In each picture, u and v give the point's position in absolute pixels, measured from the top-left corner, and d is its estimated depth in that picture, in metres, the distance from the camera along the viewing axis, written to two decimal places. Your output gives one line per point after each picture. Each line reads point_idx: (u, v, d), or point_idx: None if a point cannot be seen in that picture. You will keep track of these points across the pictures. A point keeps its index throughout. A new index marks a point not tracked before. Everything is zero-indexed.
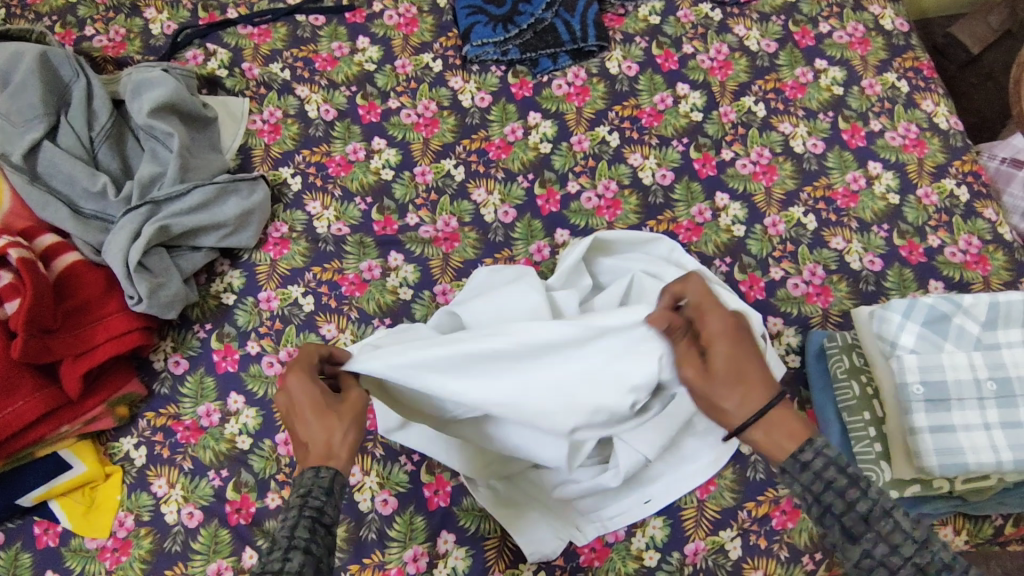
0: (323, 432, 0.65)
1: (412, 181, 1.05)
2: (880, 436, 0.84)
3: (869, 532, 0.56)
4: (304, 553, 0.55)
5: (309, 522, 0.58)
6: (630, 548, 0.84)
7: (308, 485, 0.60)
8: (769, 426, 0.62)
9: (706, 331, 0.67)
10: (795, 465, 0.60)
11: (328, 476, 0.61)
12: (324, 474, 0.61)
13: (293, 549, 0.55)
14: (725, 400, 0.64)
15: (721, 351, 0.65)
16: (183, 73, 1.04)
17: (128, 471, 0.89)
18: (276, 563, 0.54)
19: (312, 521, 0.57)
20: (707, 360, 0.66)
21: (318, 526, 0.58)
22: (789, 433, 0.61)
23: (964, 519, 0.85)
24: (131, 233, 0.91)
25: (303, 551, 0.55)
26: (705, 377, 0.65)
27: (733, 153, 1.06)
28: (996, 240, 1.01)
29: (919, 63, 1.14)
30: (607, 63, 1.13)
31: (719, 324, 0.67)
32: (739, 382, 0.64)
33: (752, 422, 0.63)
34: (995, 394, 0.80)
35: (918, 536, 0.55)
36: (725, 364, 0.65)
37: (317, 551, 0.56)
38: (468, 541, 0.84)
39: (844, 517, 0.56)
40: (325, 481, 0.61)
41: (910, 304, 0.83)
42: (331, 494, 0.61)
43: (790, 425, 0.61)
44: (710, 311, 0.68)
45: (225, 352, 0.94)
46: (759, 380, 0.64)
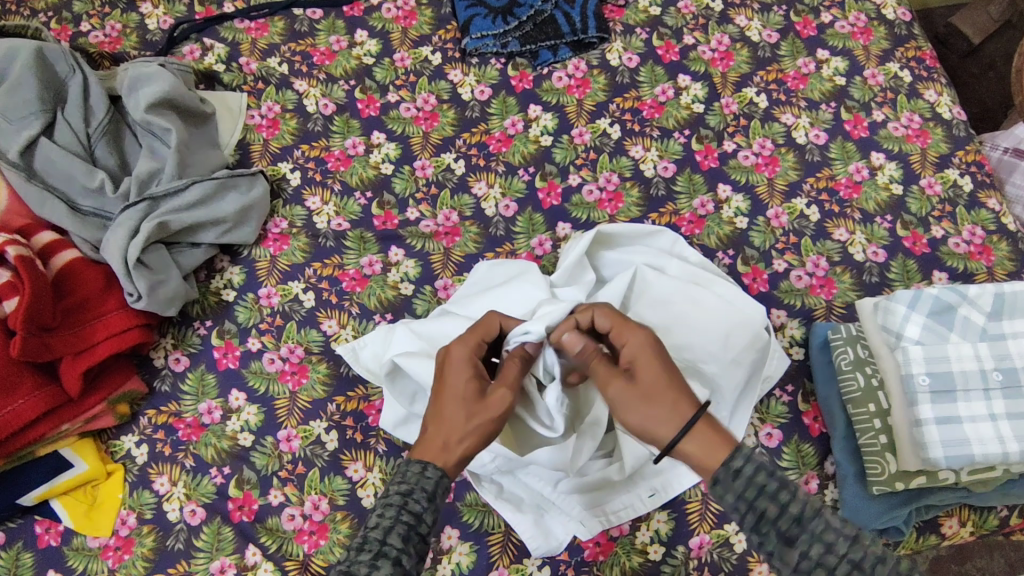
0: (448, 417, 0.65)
1: (411, 175, 1.04)
2: (886, 428, 0.83)
3: (803, 534, 0.54)
4: (394, 563, 0.55)
5: (406, 527, 0.57)
6: (635, 543, 0.84)
7: (413, 483, 0.59)
8: (695, 435, 0.59)
9: (628, 348, 0.66)
10: (726, 474, 0.57)
11: (434, 479, 0.60)
12: (431, 474, 0.60)
13: (382, 557, 0.55)
14: (651, 415, 0.61)
15: (644, 368, 0.64)
16: (180, 68, 1.03)
17: (130, 469, 0.89)
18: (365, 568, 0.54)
19: (407, 529, 0.57)
20: (630, 377, 0.64)
21: (412, 535, 0.57)
22: (715, 441, 0.59)
23: (969, 510, 0.84)
24: (130, 230, 0.90)
25: (394, 560, 0.55)
26: (631, 392, 0.63)
27: (735, 145, 1.05)
28: (1000, 230, 1.01)
29: (922, 52, 1.13)
30: (608, 54, 1.12)
31: (640, 341, 0.66)
32: (667, 394, 0.62)
33: (680, 433, 0.60)
34: (1001, 385, 0.80)
35: (849, 533, 0.54)
36: (649, 380, 0.63)
37: (408, 563, 0.56)
38: (472, 536, 0.84)
39: (778, 522, 0.54)
40: (430, 483, 0.60)
41: (915, 296, 0.83)
42: (432, 500, 0.60)
43: (715, 434, 0.59)
44: (629, 330, 0.68)
45: (226, 349, 0.94)
46: (682, 392, 0.62)
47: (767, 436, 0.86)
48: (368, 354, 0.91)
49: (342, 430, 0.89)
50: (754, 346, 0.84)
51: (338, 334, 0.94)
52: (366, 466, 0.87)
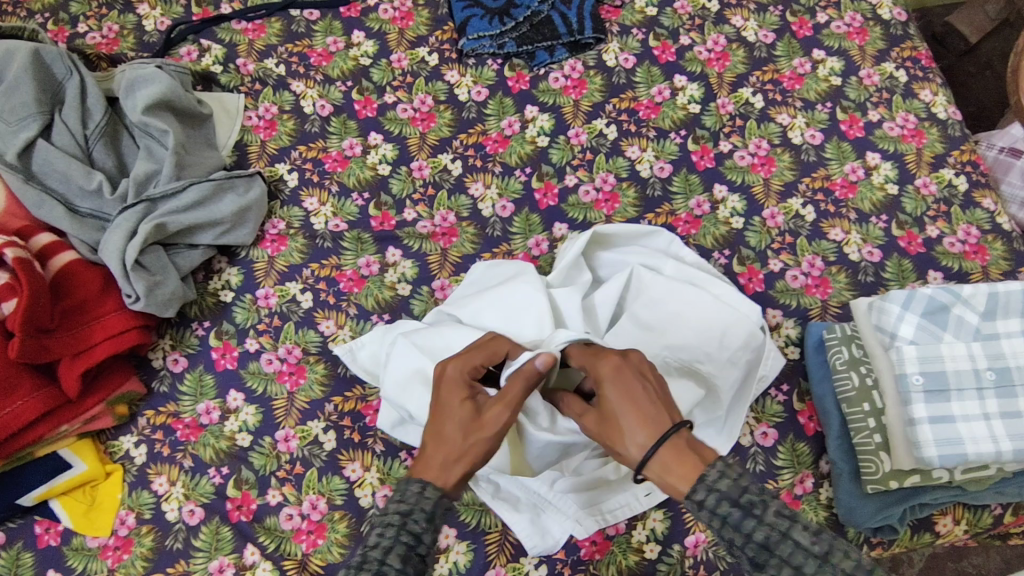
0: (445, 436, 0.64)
1: (409, 176, 1.04)
2: (880, 427, 0.83)
3: (773, 559, 0.52)
4: None
5: (403, 548, 0.56)
6: (631, 542, 0.84)
7: (411, 503, 0.59)
8: (660, 464, 0.57)
9: (595, 377, 0.64)
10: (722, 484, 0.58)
11: (433, 498, 0.59)
12: (429, 494, 0.59)
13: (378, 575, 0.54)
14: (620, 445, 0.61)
15: (610, 395, 0.62)
16: (177, 70, 1.04)
17: (128, 470, 0.89)
18: None
19: (405, 550, 0.56)
20: (599, 408, 0.63)
21: (410, 556, 0.56)
22: (680, 466, 0.57)
23: (963, 508, 0.85)
24: (127, 232, 0.90)
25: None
26: (599, 425, 0.63)
27: (731, 145, 1.06)
28: (995, 230, 1.01)
29: (918, 52, 1.14)
30: (604, 55, 1.12)
31: (608, 368, 0.64)
32: (632, 419, 0.60)
33: (644, 462, 0.58)
34: (994, 384, 0.80)
35: (820, 551, 0.51)
36: (612, 413, 0.61)
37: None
38: (469, 536, 0.84)
39: (745, 550, 0.53)
40: (428, 504, 0.59)
41: (909, 296, 0.83)
42: (431, 521, 0.59)
43: (680, 459, 0.57)
44: (598, 360, 0.66)
45: (224, 350, 0.94)
46: (649, 415, 0.60)
47: (763, 434, 0.87)
48: (366, 354, 0.91)
49: (340, 430, 0.90)
50: (750, 346, 0.84)
51: (335, 334, 0.95)
52: (364, 466, 0.88)
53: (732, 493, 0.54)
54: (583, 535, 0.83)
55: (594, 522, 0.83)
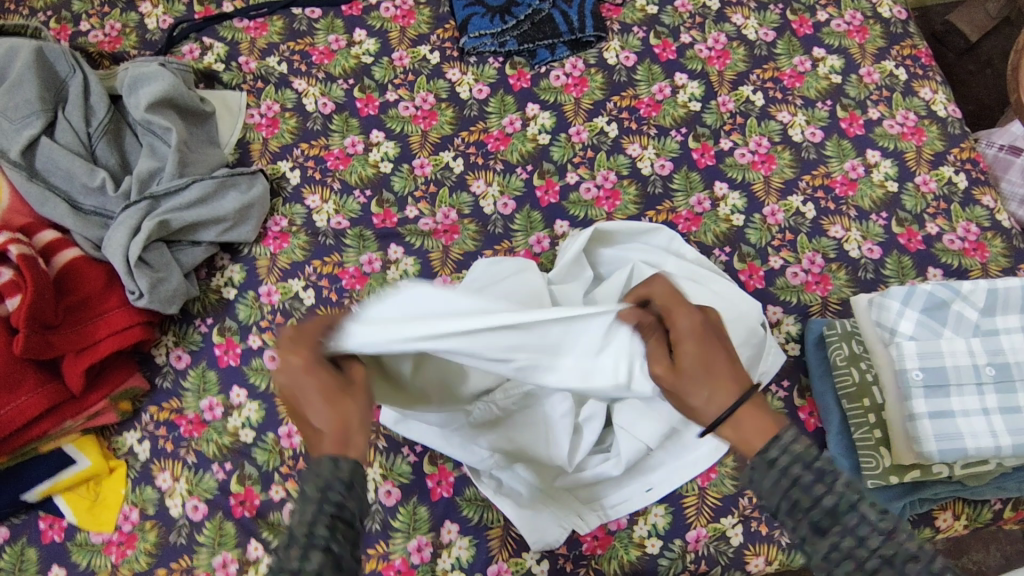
0: (331, 417, 0.61)
1: (411, 173, 1.05)
2: (880, 422, 0.84)
3: (836, 525, 0.54)
4: (324, 553, 0.53)
5: (329, 518, 0.54)
6: (633, 536, 0.85)
7: (326, 477, 0.56)
8: (736, 423, 0.61)
9: (675, 332, 0.64)
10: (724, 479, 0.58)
11: (348, 467, 0.58)
12: (344, 465, 0.58)
13: (312, 548, 0.53)
14: (697, 396, 0.62)
15: (688, 352, 0.63)
16: (179, 68, 1.04)
17: (132, 465, 0.89)
18: (294, 563, 0.53)
19: (333, 517, 0.55)
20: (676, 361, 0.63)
21: (338, 521, 0.55)
22: (756, 429, 0.60)
23: (963, 504, 0.85)
24: (131, 229, 0.91)
25: (323, 550, 0.53)
26: (672, 376, 0.63)
27: (732, 143, 1.06)
28: (995, 227, 1.02)
29: (918, 50, 1.14)
30: (605, 53, 1.13)
31: (691, 323, 0.64)
32: (707, 385, 0.62)
33: (721, 420, 0.61)
34: (993, 379, 0.80)
35: (884, 527, 0.54)
36: (695, 367, 0.62)
37: (339, 550, 0.54)
38: (471, 531, 0.85)
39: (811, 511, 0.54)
40: (345, 473, 0.57)
41: (909, 292, 0.83)
42: (353, 486, 0.57)
43: (757, 422, 0.60)
44: (680, 311, 0.65)
45: (227, 346, 0.95)
46: (728, 378, 0.62)
47: None
48: None
49: None
50: (751, 342, 0.85)
51: None
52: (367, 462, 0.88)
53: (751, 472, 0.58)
54: (585, 531, 0.84)
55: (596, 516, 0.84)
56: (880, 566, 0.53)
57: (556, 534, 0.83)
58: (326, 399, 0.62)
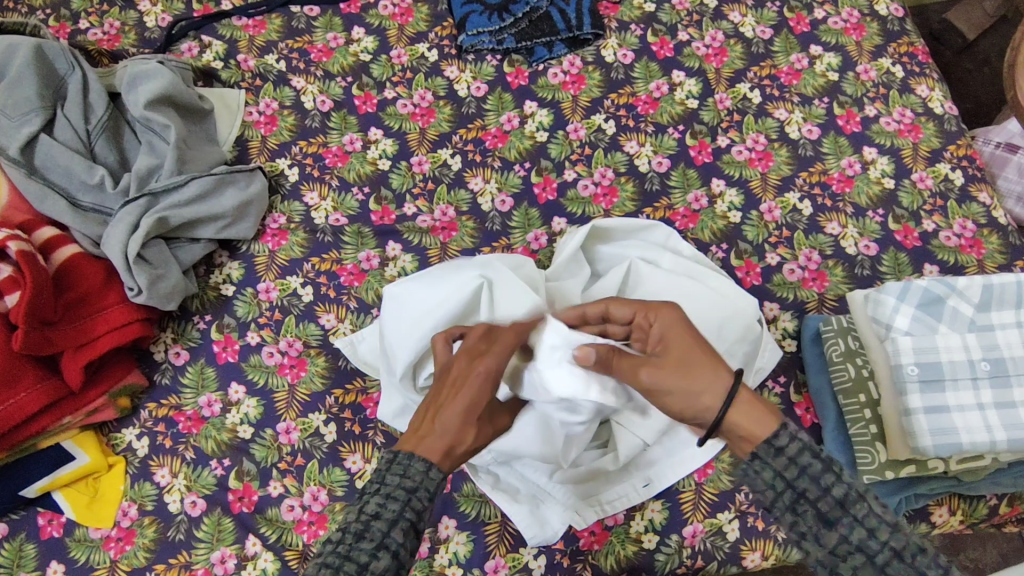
0: (458, 427, 0.61)
1: (409, 171, 1.05)
2: (876, 418, 0.84)
3: (845, 517, 0.55)
4: (391, 556, 0.55)
5: (406, 524, 0.56)
6: (629, 532, 0.85)
7: (416, 480, 0.58)
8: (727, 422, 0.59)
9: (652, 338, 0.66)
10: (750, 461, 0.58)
11: (436, 482, 0.59)
12: (434, 476, 0.59)
13: (383, 548, 0.54)
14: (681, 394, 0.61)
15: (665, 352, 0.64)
16: (178, 65, 1.04)
17: (131, 462, 0.90)
18: (365, 556, 0.54)
19: (409, 525, 0.56)
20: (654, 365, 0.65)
21: (411, 531, 0.57)
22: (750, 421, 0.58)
23: (958, 499, 0.86)
24: (129, 225, 0.91)
25: (392, 553, 0.54)
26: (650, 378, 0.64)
27: (729, 140, 1.07)
28: (991, 224, 1.02)
29: (915, 48, 1.14)
30: (603, 51, 1.13)
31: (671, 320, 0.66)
32: (684, 376, 0.62)
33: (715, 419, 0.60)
34: (989, 374, 0.81)
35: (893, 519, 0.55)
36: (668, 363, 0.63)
37: (403, 557, 0.56)
38: (469, 526, 0.85)
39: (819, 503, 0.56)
40: (432, 483, 0.59)
41: (904, 288, 0.84)
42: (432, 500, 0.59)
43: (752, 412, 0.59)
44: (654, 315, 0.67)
45: (225, 343, 0.95)
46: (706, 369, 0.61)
47: None
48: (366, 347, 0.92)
49: (340, 423, 0.91)
50: (748, 337, 0.86)
51: (336, 327, 0.95)
52: (365, 457, 0.89)
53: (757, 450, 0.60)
54: (582, 526, 0.84)
55: (593, 513, 0.84)
56: (890, 560, 0.53)
57: (553, 530, 0.83)
58: (463, 410, 0.62)
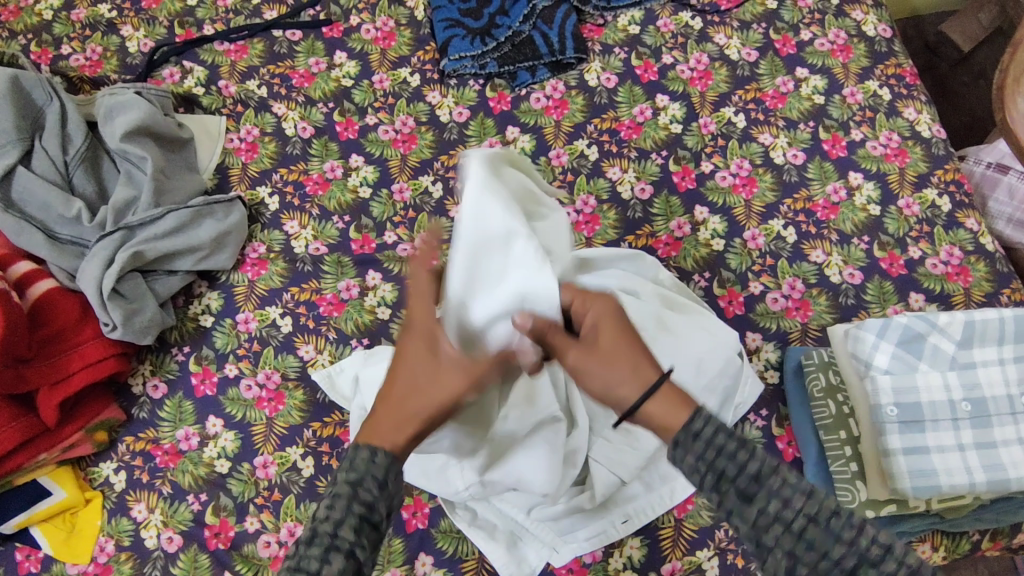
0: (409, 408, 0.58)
1: (389, 199, 1.04)
2: (856, 455, 0.83)
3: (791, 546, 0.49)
4: (346, 558, 0.51)
5: (356, 520, 0.52)
6: (607, 569, 0.84)
7: (360, 471, 0.54)
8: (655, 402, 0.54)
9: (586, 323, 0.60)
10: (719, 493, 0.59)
11: (384, 466, 0.54)
12: (380, 460, 0.54)
13: (333, 551, 0.51)
14: (614, 377, 0.56)
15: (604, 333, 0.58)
16: (158, 94, 1.03)
17: (108, 496, 0.89)
18: (314, 565, 0.50)
19: (359, 521, 0.52)
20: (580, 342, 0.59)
21: (364, 525, 0.52)
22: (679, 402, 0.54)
23: (941, 536, 0.84)
24: (104, 261, 0.91)
25: (345, 554, 0.51)
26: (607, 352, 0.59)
27: (713, 166, 1.05)
28: (978, 250, 1.00)
29: (902, 69, 1.13)
30: (586, 75, 1.12)
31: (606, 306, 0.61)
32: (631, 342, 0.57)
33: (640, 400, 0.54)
34: (970, 415, 0.79)
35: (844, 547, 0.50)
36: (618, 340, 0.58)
37: (361, 556, 0.52)
38: (446, 563, 0.84)
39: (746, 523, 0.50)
40: (379, 470, 0.54)
41: (885, 324, 0.82)
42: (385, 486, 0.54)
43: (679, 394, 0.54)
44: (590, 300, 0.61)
45: (203, 375, 0.95)
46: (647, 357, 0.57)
47: None
48: (344, 379, 0.92)
49: (317, 457, 0.90)
50: (728, 372, 0.85)
51: (314, 359, 0.95)
52: None
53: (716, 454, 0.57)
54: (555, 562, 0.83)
55: (569, 549, 0.83)
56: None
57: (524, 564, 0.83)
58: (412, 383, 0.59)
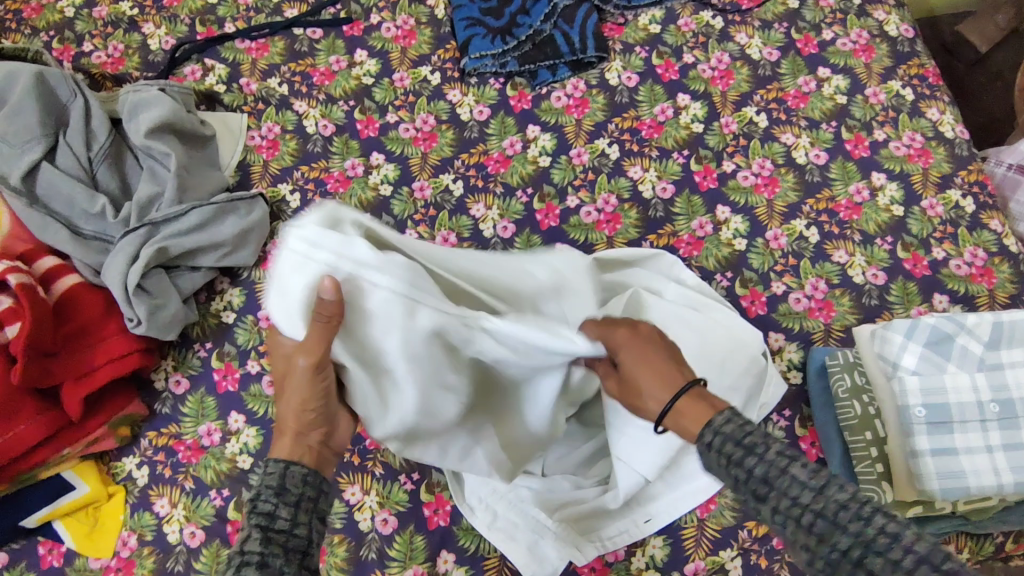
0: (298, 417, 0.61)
1: (410, 197, 1.04)
2: (881, 456, 0.83)
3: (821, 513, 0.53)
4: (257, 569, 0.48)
5: (262, 533, 0.51)
6: (630, 568, 0.84)
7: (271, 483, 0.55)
8: (681, 410, 0.61)
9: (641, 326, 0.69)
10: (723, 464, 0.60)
11: (277, 474, 0.55)
12: (277, 470, 0.56)
13: (244, 565, 0.48)
14: (654, 389, 0.63)
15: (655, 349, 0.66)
16: (179, 91, 1.04)
17: (130, 491, 0.90)
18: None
19: (262, 531, 0.51)
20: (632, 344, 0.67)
21: (270, 534, 0.51)
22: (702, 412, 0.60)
23: (966, 537, 0.84)
24: (129, 257, 0.91)
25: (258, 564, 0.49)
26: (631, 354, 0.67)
27: (735, 165, 1.05)
28: (1002, 252, 1.00)
29: (925, 70, 1.12)
30: (607, 74, 1.12)
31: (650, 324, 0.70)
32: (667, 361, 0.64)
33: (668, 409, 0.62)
34: (998, 416, 0.79)
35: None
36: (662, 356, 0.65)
37: (274, 564, 0.50)
38: (468, 561, 0.84)
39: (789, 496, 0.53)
40: (275, 479, 0.55)
41: (912, 325, 0.83)
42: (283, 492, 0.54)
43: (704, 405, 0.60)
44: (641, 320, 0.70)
45: (225, 371, 0.95)
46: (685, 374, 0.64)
47: None
48: None
49: None
50: (751, 372, 0.84)
51: None
52: (363, 489, 0.88)
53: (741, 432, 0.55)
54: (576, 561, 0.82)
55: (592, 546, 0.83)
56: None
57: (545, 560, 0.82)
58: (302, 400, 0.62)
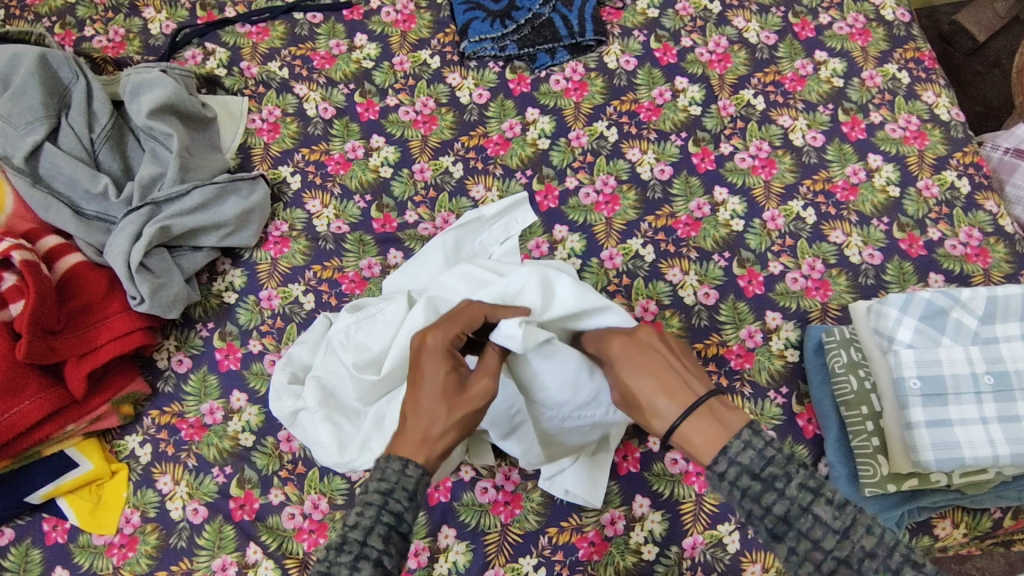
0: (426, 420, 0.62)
1: (411, 178, 1.05)
2: (878, 430, 0.85)
3: (791, 531, 0.53)
4: (373, 565, 0.53)
5: (384, 528, 0.55)
6: (629, 543, 0.85)
7: (392, 481, 0.58)
8: (692, 426, 0.60)
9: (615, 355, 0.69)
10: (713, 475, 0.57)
11: (415, 477, 0.59)
12: (411, 472, 0.59)
13: (362, 559, 0.53)
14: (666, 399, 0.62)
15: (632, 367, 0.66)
16: (181, 74, 1.05)
17: (134, 469, 0.90)
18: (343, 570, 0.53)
19: (387, 529, 0.55)
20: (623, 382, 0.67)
21: (392, 534, 0.55)
22: (709, 428, 0.59)
23: (961, 512, 0.85)
24: (131, 235, 0.92)
25: (373, 562, 0.53)
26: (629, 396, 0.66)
27: (732, 147, 1.06)
28: (997, 232, 1.01)
29: (921, 53, 1.13)
30: (605, 57, 1.12)
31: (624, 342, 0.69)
32: (662, 385, 0.63)
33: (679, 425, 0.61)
34: (992, 388, 0.81)
35: (840, 527, 0.52)
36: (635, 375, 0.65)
37: (388, 564, 0.55)
38: (468, 536, 0.85)
39: (765, 520, 0.54)
40: (410, 482, 0.58)
41: (907, 299, 0.84)
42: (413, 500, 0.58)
43: (708, 419, 0.59)
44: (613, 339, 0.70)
45: (227, 351, 0.95)
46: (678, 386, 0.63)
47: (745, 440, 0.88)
48: (312, 397, 0.82)
49: None
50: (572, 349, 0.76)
51: None
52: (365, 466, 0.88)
53: (753, 467, 0.55)
54: (599, 504, 0.85)
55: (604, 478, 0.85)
56: (837, 567, 0.52)
57: (574, 487, 0.84)
58: (440, 399, 0.63)
